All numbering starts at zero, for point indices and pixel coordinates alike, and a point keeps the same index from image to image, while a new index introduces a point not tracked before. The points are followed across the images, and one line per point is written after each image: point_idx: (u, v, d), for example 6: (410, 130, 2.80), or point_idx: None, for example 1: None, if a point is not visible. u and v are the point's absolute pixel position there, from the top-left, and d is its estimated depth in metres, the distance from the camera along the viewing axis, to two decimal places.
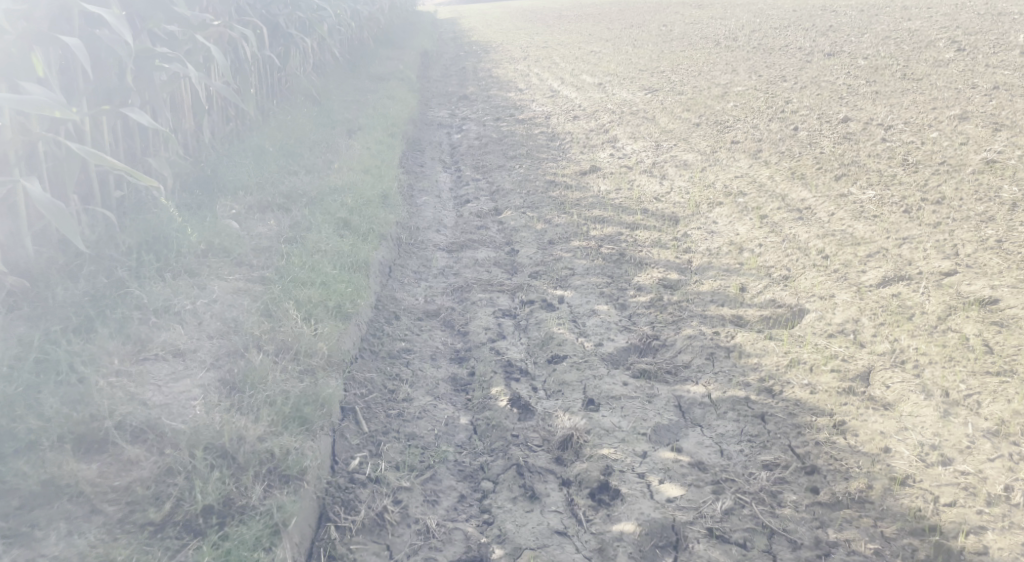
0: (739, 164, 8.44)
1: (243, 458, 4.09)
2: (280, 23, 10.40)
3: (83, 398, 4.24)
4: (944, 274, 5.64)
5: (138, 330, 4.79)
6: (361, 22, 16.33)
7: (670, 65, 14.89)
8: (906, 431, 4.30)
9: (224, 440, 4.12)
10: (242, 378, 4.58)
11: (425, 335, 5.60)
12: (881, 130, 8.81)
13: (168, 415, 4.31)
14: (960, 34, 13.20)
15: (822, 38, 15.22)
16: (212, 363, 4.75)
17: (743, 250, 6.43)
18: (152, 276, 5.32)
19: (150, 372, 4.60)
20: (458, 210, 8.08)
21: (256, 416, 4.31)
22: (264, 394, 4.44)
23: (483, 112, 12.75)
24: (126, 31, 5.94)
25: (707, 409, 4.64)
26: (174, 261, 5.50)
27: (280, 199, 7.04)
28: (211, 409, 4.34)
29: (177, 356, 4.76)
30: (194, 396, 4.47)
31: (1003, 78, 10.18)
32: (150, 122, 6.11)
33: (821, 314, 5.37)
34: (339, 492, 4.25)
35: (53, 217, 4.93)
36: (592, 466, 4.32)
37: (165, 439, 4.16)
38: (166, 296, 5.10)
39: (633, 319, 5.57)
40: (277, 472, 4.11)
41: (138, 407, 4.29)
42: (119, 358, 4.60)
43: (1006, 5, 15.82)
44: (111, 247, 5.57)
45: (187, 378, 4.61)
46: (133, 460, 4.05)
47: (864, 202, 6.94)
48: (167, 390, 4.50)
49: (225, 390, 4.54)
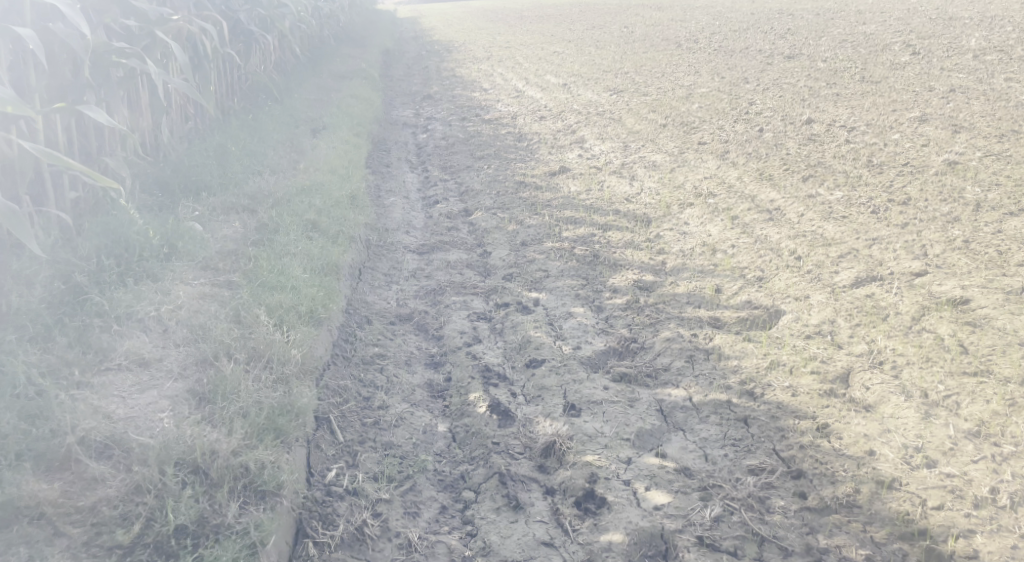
0: (708, 165, 8.43)
1: (216, 474, 3.95)
2: (242, 21, 10.21)
3: (41, 413, 4.09)
4: (915, 274, 5.66)
5: (100, 339, 4.63)
6: (322, 20, 16.11)
7: (633, 67, 14.89)
8: (889, 433, 4.28)
9: (196, 454, 3.97)
10: (212, 387, 4.43)
11: (399, 340, 5.49)
12: (844, 132, 8.86)
13: (134, 429, 4.16)
14: (914, 38, 13.37)
15: (780, 40, 15.34)
16: (179, 372, 4.60)
17: (716, 252, 6.40)
18: (113, 281, 5.15)
19: (113, 383, 4.44)
20: (428, 211, 7.97)
21: (229, 428, 4.17)
22: (236, 406, 4.30)
23: (448, 111, 12.64)
24: (82, 24, 5.76)
25: (689, 413, 4.59)
26: (136, 266, 5.34)
27: (245, 201, 6.87)
28: (180, 421, 4.18)
29: (142, 367, 4.60)
30: (161, 408, 4.32)
31: (960, 81, 10.31)
32: (108, 121, 5.93)
33: (797, 315, 5.35)
34: (316, 506, 4.14)
35: (5, 219, 4.76)
36: (576, 473, 4.25)
37: (132, 455, 4.00)
38: (128, 302, 4.94)
39: (610, 321, 5.51)
40: (251, 488, 3.98)
41: (101, 421, 4.13)
42: (80, 369, 4.45)
43: (957, 9, 16.09)
44: (68, 251, 5.38)
45: (153, 389, 4.46)
46: (98, 478, 3.89)
47: (832, 203, 6.96)
48: (132, 403, 4.34)
49: (194, 402, 4.39)
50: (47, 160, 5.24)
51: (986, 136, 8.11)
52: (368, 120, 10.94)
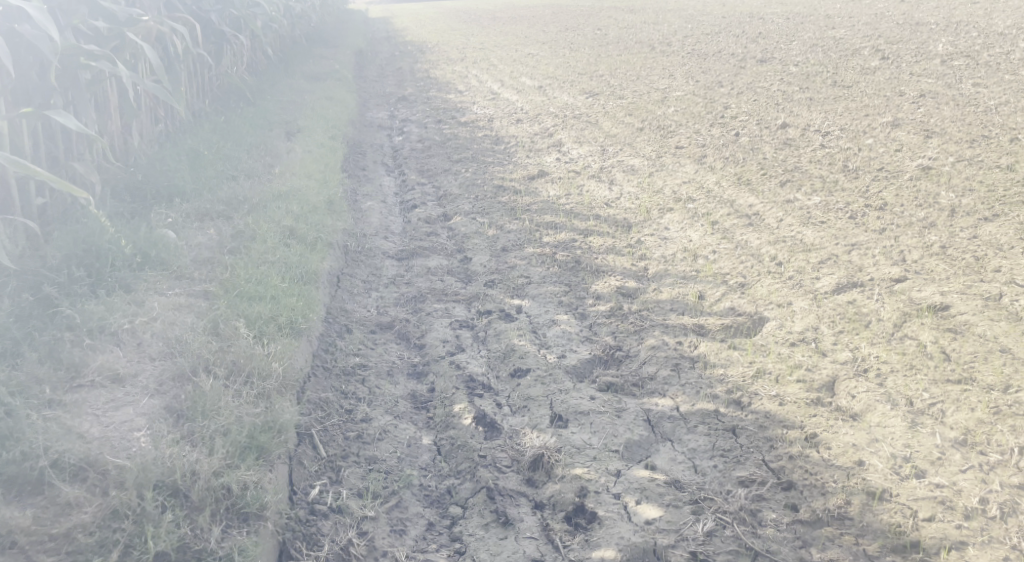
0: (686, 169, 8.42)
1: (197, 497, 3.86)
2: (215, 21, 10.07)
3: (12, 434, 3.98)
4: (895, 280, 5.65)
5: (72, 355, 4.52)
6: (293, 20, 15.94)
7: (607, 69, 14.88)
8: (878, 444, 4.28)
9: (176, 475, 3.89)
10: (191, 404, 4.34)
11: (381, 349, 5.42)
12: (819, 136, 8.89)
13: (110, 449, 4.06)
14: (883, 43, 13.47)
15: (752, 44, 15.39)
16: (155, 388, 4.49)
17: (698, 257, 6.38)
18: (85, 293, 5.04)
19: (86, 401, 4.33)
20: (406, 216, 7.89)
21: (210, 447, 4.09)
22: (217, 424, 4.21)
23: (423, 114, 12.55)
24: (50, 27, 5.62)
25: (676, 423, 4.57)
26: (108, 276, 5.22)
27: (220, 207, 6.75)
28: (158, 440, 4.09)
29: (116, 383, 4.49)
30: (138, 426, 4.22)
31: (930, 86, 10.39)
32: (77, 126, 5.80)
33: (781, 322, 5.33)
34: (299, 525, 4.09)
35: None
36: (565, 487, 4.22)
37: (109, 478, 3.89)
38: (101, 314, 4.83)
39: (594, 329, 5.46)
40: (234, 510, 3.92)
41: (76, 441, 4.03)
42: (51, 387, 4.34)
43: (923, 13, 16.24)
44: (37, 261, 5.25)
45: (129, 406, 4.35)
46: (73, 503, 3.77)
47: (810, 209, 6.96)
48: (107, 421, 4.23)
49: (172, 419, 4.30)
50: (15, 168, 5.13)
51: (959, 140, 8.15)
52: (343, 123, 10.83)
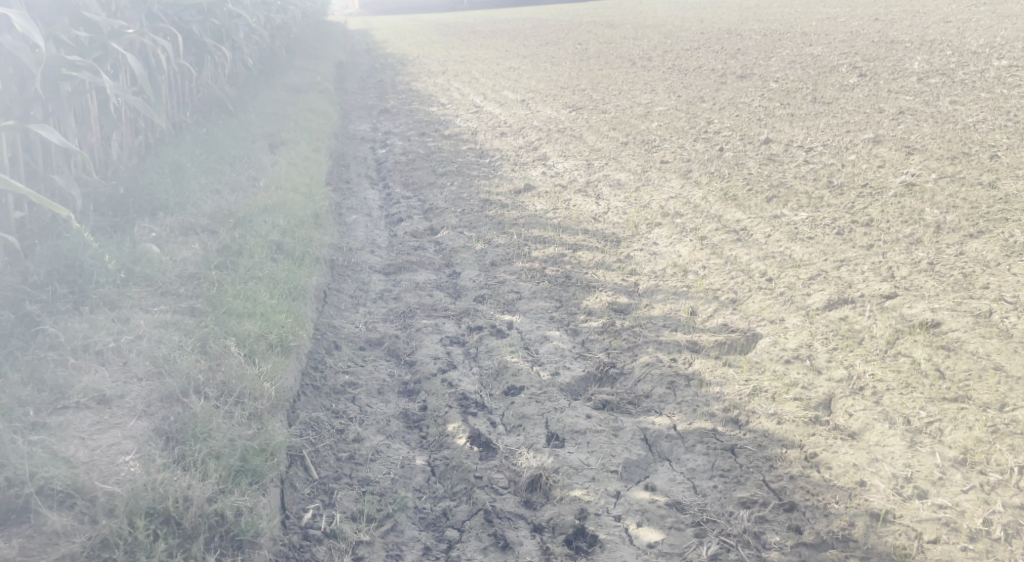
0: (671, 184, 8.39)
1: (190, 524, 3.79)
2: (197, 32, 9.97)
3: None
4: (885, 296, 5.59)
5: (56, 376, 4.43)
6: (275, 32, 15.85)
7: (589, 83, 14.90)
8: (878, 463, 4.25)
9: (168, 502, 3.79)
10: (181, 426, 4.26)
11: (370, 366, 5.33)
12: (802, 152, 8.90)
13: (98, 474, 3.95)
14: (861, 60, 13.57)
15: (731, 60, 15.47)
16: (143, 409, 4.38)
17: (687, 273, 6.32)
18: (68, 311, 4.95)
19: (71, 423, 4.22)
20: (392, 230, 7.80)
21: (202, 472, 4.02)
22: (209, 446, 4.14)
23: (407, 127, 12.49)
24: (35, 37, 5.51)
25: (674, 442, 4.53)
26: (92, 293, 5.13)
27: (206, 221, 6.64)
28: (148, 464, 3.99)
29: (102, 405, 4.38)
30: (125, 450, 4.11)
31: (908, 103, 10.45)
32: (61, 139, 5.69)
33: (774, 339, 5.27)
34: (293, 551, 4.00)
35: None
36: (564, 509, 4.18)
37: (97, 505, 3.78)
38: (85, 333, 4.74)
39: (586, 345, 5.40)
40: (228, 538, 3.84)
41: (62, 466, 3.93)
42: (35, 410, 4.25)
43: (898, 31, 16.38)
44: (19, 278, 5.15)
45: (116, 428, 4.25)
46: (60, 531, 3.67)
47: (797, 224, 6.94)
48: (94, 444, 4.13)
49: (161, 441, 4.20)
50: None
51: (940, 157, 8.17)
52: (326, 135, 10.74)
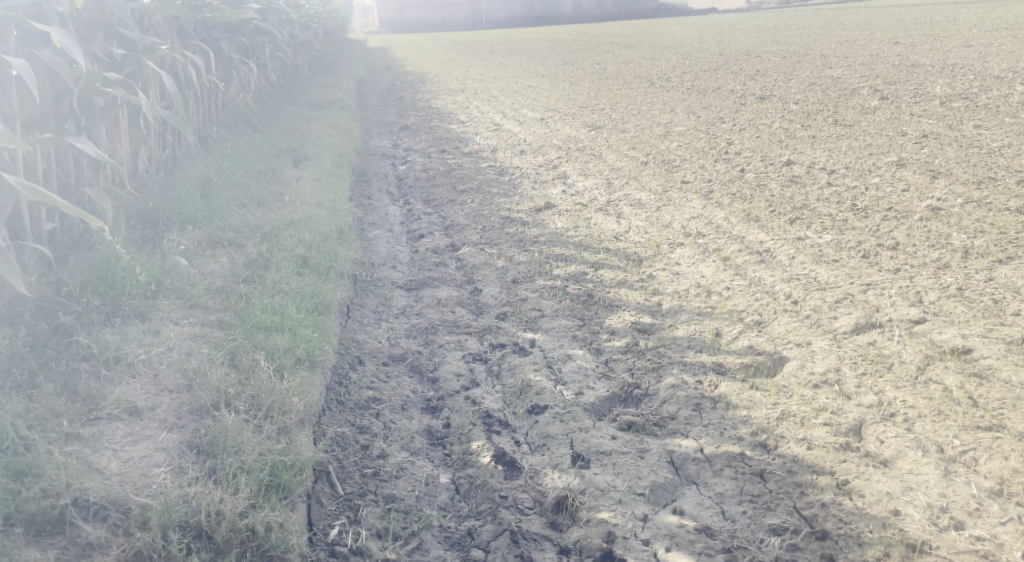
0: (693, 204, 8.33)
1: (221, 539, 3.80)
2: (225, 48, 10.04)
3: (30, 470, 3.91)
4: (914, 321, 5.43)
5: (89, 388, 4.48)
6: (297, 48, 15.94)
7: (609, 103, 14.88)
8: (912, 492, 4.17)
9: (201, 516, 3.83)
10: (211, 439, 4.29)
11: (394, 382, 5.28)
12: (824, 174, 8.82)
13: (131, 486, 3.99)
14: (882, 83, 13.48)
15: (751, 81, 15.41)
16: (174, 422, 4.43)
17: (711, 293, 6.22)
18: (101, 323, 4.99)
19: (103, 435, 4.27)
20: (413, 246, 7.77)
21: (234, 486, 4.03)
22: (238, 461, 4.16)
23: (427, 143, 12.50)
24: (76, 53, 5.54)
25: (701, 465, 4.48)
26: (124, 305, 5.18)
27: (233, 235, 6.68)
28: (180, 477, 4.04)
29: (134, 417, 4.43)
30: (157, 462, 4.15)
31: (931, 127, 10.35)
32: (95, 152, 5.74)
33: (801, 363, 5.17)
34: None
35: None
36: (591, 532, 4.13)
37: (131, 518, 3.84)
38: (117, 345, 4.79)
39: (610, 365, 5.34)
40: (258, 553, 3.83)
41: (95, 477, 3.97)
42: (68, 420, 4.28)
43: (919, 55, 16.26)
44: (52, 288, 5.18)
45: (147, 440, 4.29)
46: (95, 543, 3.73)
47: (822, 246, 6.84)
48: (126, 456, 4.17)
49: (192, 455, 4.23)
50: (32, 195, 5.08)
51: (965, 182, 8.07)
52: (348, 151, 10.76)
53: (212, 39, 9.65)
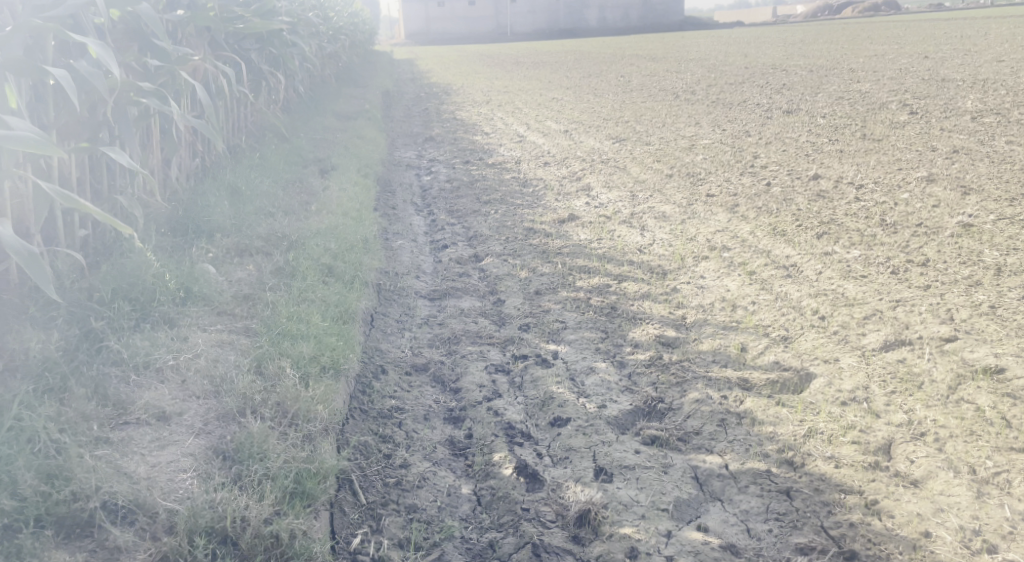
0: (718, 218, 8.26)
1: (247, 545, 3.77)
2: (254, 59, 10.11)
3: (60, 473, 3.90)
4: (945, 339, 5.33)
5: (119, 392, 4.49)
6: (324, 59, 16.05)
7: (634, 116, 14.83)
8: (944, 514, 4.08)
9: (226, 522, 3.81)
10: (237, 445, 4.28)
11: (416, 392, 5.26)
12: (852, 189, 8.72)
13: (158, 490, 3.98)
14: (911, 98, 13.34)
15: (777, 95, 15.31)
16: (201, 428, 4.43)
17: (736, 307, 6.14)
18: (130, 328, 5.01)
19: (132, 439, 4.27)
20: (436, 256, 7.75)
21: (259, 492, 4.02)
22: (262, 467, 4.15)
23: (451, 154, 12.51)
24: (111, 64, 5.58)
25: (726, 482, 4.41)
26: (153, 310, 5.20)
27: (259, 243, 6.70)
28: (206, 483, 4.03)
29: (162, 421, 4.43)
30: (183, 468, 4.14)
31: (962, 142, 10.22)
32: (129, 162, 5.78)
33: (829, 380, 5.08)
34: None
35: (26, 265, 4.66)
36: (613, 547, 4.08)
37: (159, 522, 3.83)
38: (147, 350, 4.81)
39: (634, 378, 5.28)
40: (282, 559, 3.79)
41: (123, 481, 3.96)
42: (98, 424, 4.29)
43: (949, 70, 16.09)
44: (84, 293, 5.21)
45: (175, 445, 4.28)
46: (122, 547, 3.72)
47: (850, 262, 6.74)
48: (153, 460, 4.16)
49: (218, 461, 4.23)
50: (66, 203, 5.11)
51: (998, 199, 7.94)
52: (374, 162, 10.77)
53: (242, 51, 9.72)
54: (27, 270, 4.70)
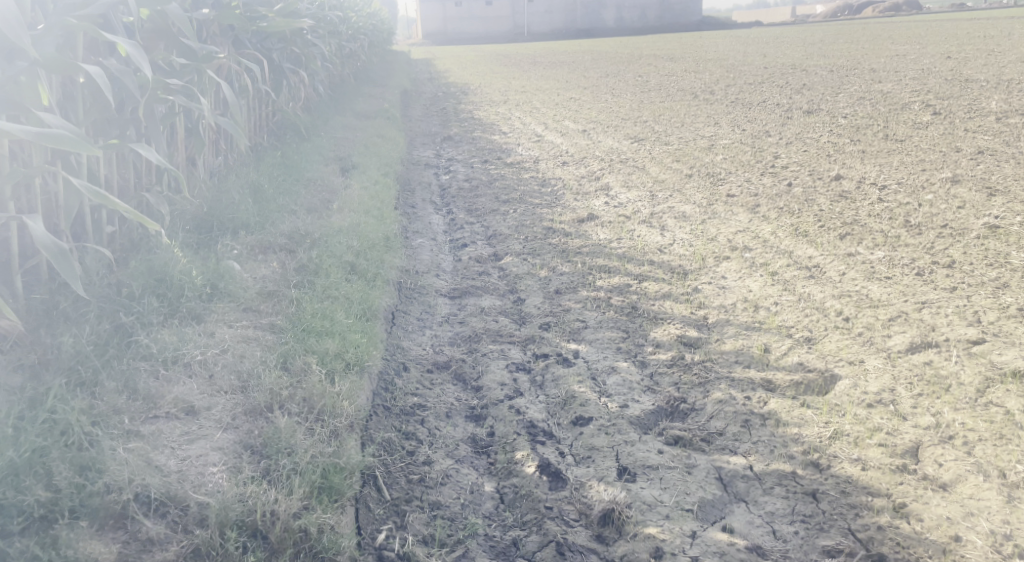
0: (739, 218, 8.21)
1: (276, 539, 3.78)
2: (276, 58, 10.14)
3: (94, 465, 3.92)
4: (973, 341, 5.27)
5: (148, 386, 4.50)
6: (343, 59, 16.08)
7: (652, 115, 14.78)
8: (973, 518, 4.04)
9: (256, 515, 3.82)
10: (265, 440, 4.30)
11: (438, 389, 5.25)
12: (875, 190, 8.65)
13: (187, 484, 3.99)
14: (934, 98, 13.21)
15: (797, 95, 15.21)
16: (229, 422, 4.43)
17: (759, 308, 6.09)
18: (158, 323, 5.02)
19: (161, 433, 4.28)
20: (456, 255, 7.73)
21: (286, 486, 4.02)
22: (289, 462, 4.15)
23: (469, 154, 12.50)
24: (142, 62, 5.60)
25: (750, 483, 4.38)
26: (180, 306, 5.22)
27: (282, 241, 6.72)
28: (235, 477, 4.03)
29: (190, 416, 4.44)
30: (213, 461, 4.15)
31: (987, 143, 10.11)
32: (157, 159, 5.82)
33: (854, 382, 5.03)
34: None
35: (54, 259, 4.68)
36: (637, 546, 4.06)
37: (190, 515, 3.84)
38: (175, 346, 4.82)
39: (656, 378, 5.25)
40: (311, 554, 3.80)
41: (154, 474, 3.97)
42: (129, 417, 4.30)
43: (972, 71, 15.94)
44: (113, 289, 5.24)
45: (203, 439, 4.29)
46: (155, 539, 3.73)
47: (874, 263, 6.67)
48: (182, 454, 4.17)
49: (246, 455, 4.24)
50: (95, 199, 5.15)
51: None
52: (393, 160, 10.78)
53: (264, 50, 9.75)
54: (55, 265, 4.73)
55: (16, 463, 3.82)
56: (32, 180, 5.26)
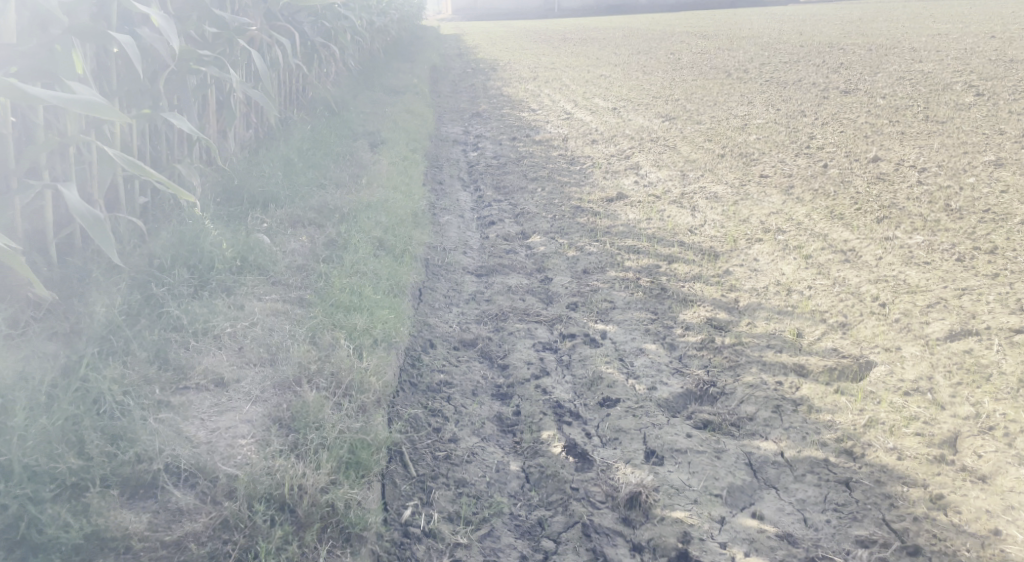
0: (773, 199, 8.05)
1: (303, 513, 3.74)
2: (308, 32, 10.06)
3: (125, 435, 3.89)
4: (1016, 330, 5.12)
5: (179, 357, 4.48)
6: (372, 33, 15.97)
7: (684, 93, 14.56)
8: (1014, 511, 3.93)
9: (284, 489, 3.77)
10: (293, 413, 4.25)
11: (464, 366, 5.20)
12: (914, 172, 8.45)
13: (215, 455, 3.96)
14: (977, 79, 12.90)
15: (835, 74, 14.92)
16: (258, 395, 4.40)
17: (792, 291, 5.96)
18: (188, 295, 5.00)
19: (192, 404, 4.26)
20: (483, 232, 7.66)
21: (315, 460, 3.98)
22: (317, 436, 4.11)
23: (498, 130, 12.38)
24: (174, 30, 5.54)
25: (782, 469, 4.30)
26: (210, 279, 5.21)
27: (311, 215, 6.68)
28: (264, 450, 4.01)
29: (220, 388, 4.42)
30: (241, 434, 4.12)
31: None
32: (190, 129, 5.79)
33: (890, 369, 4.91)
34: (393, 548, 3.88)
35: (90, 229, 4.68)
36: (665, 530, 3.99)
37: (219, 486, 3.81)
38: (205, 317, 4.80)
39: (685, 361, 5.16)
40: (337, 530, 3.77)
41: (183, 444, 3.95)
42: (160, 388, 4.28)
43: (1017, 51, 15.55)
44: (146, 260, 5.22)
45: (232, 411, 4.26)
46: (184, 509, 3.70)
47: (912, 247, 6.51)
48: (212, 426, 4.15)
49: (275, 428, 4.20)
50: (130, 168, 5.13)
51: None
52: (422, 136, 10.70)
53: (295, 22, 9.66)
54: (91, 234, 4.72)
55: (49, 430, 3.79)
56: (66, 148, 5.26)
